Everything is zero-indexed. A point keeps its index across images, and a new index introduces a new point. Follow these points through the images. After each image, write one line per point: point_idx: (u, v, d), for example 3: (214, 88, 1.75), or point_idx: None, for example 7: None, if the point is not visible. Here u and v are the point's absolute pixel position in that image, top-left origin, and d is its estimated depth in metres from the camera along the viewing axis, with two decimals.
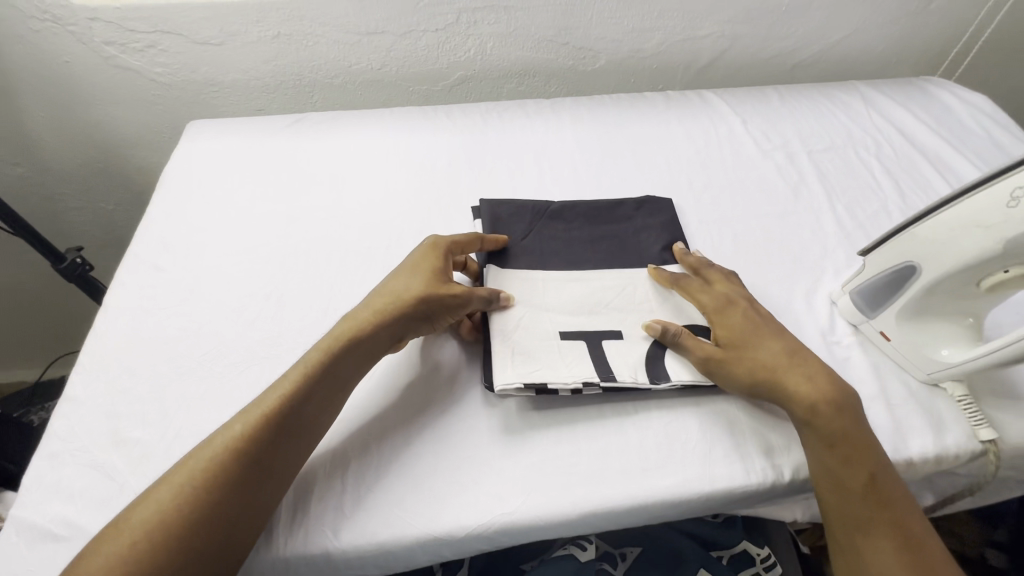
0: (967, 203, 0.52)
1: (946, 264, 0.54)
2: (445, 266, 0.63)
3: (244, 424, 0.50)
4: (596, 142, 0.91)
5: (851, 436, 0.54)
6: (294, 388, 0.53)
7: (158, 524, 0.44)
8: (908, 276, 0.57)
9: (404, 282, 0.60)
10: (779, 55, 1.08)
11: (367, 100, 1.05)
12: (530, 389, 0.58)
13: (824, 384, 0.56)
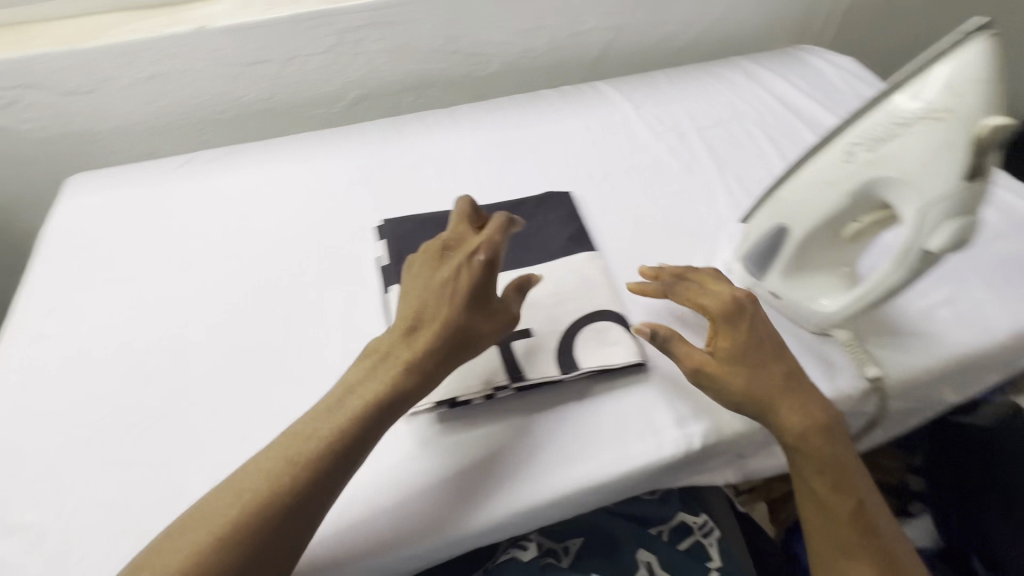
0: (815, 163, 0.55)
1: (808, 222, 0.57)
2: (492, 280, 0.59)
3: (267, 487, 0.49)
4: (496, 145, 0.92)
5: (839, 470, 0.56)
6: (323, 453, 0.50)
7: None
8: (782, 238, 0.60)
9: (432, 311, 0.57)
10: (664, 39, 1.12)
11: (263, 131, 1.02)
12: (441, 403, 0.58)
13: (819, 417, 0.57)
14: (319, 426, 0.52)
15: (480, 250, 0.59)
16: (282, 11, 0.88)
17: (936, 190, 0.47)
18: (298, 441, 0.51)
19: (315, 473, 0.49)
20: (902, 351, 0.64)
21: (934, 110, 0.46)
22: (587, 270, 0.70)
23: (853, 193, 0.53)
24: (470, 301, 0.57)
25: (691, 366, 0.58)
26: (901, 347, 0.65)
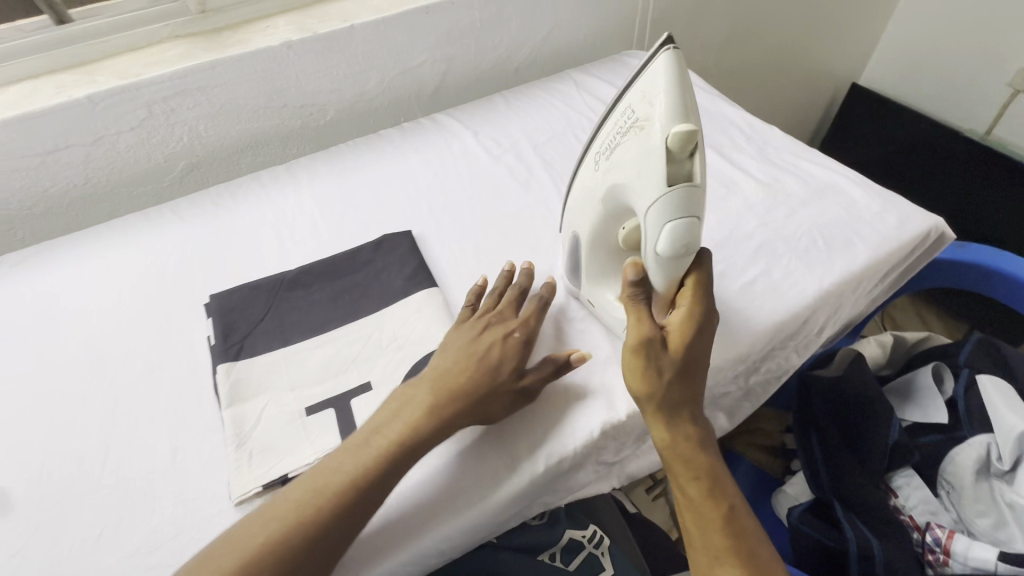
0: (587, 178, 0.63)
1: (594, 226, 0.64)
2: (463, 372, 0.58)
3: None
4: (336, 194, 0.90)
5: (710, 478, 0.55)
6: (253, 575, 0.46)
7: None
8: (581, 245, 0.67)
9: (472, 380, 0.57)
10: (497, 62, 1.15)
11: (87, 218, 0.95)
12: (272, 485, 0.55)
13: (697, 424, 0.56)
14: (292, 506, 0.50)
15: (515, 328, 0.63)
16: (75, 94, 0.83)
17: (656, 186, 0.54)
18: (271, 523, 0.49)
19: (288, 560, 0.47)
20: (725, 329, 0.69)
21: (639, 121, 0.55)
22: (425, 308, 0.69)
23: (612, 198, 0.60)
24: (511, 371, 0.59)
25: (632, 340, 0.57)
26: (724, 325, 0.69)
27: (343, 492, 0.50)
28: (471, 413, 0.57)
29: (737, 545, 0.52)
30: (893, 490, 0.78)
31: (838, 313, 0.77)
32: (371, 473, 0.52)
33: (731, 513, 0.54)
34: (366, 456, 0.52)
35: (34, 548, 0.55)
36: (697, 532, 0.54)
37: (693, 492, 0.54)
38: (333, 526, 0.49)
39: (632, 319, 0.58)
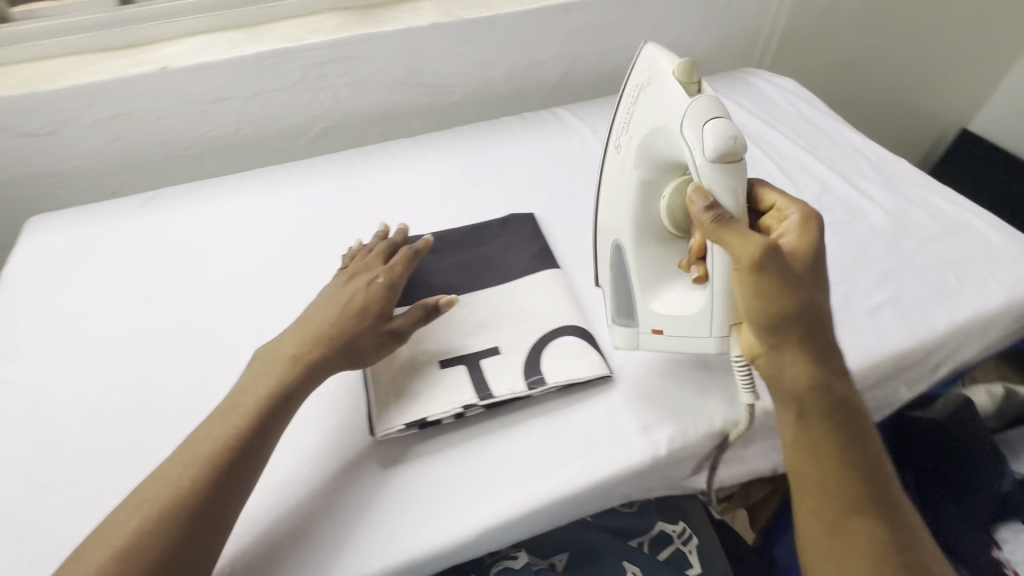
0: (610, 171, 0.66)
1: (627, 226, 0.62)
2: (331, 314, 0.61)
3: (186, 474, 0.50)
4: (461, 172, 0.95)
5: (855, 433, 0.53)
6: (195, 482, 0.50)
7: None
8: (622, 257, 0.65)
9: (343, 318, 0.61)
10: (618, 65, 1.18)
11: (229, 165, 1.03)
12: (411, 425, 0.59)
13: (840, 372, 0.54)
14: (219, 433, 0.53)
15: (379, 274, 0.65)
16: (245, 51, 0.90)
17: (681, 105, 0.56)
18: (214, 430, 0.53)
19: (232, 458, 0.51)
20: (849, 347, 0.68)
21: (643, 83, 0.62)
22: (552, 287, 0.73)
23: (638, 175, 0.61)
24: (378, 313, 0.63)
25: (751, 255, 0.50)
26: (847, 343, 0.68)
27: (259, 406, 0.55)
28: (340, 350, 0.60)
29: (881, 503, 0.51)
30: (998, 542, 0.77)
31: (960, 351, 0.75)
32: (276, 393, 0.56)
33: (865, 468, 0.52)
34: (279, 376, 0.57)
35: None
36: (835, 486, 0.51)
37: (838, 444, 0.52)
38: (261, 433, 0.54)
39: (735, 239, 0.51)
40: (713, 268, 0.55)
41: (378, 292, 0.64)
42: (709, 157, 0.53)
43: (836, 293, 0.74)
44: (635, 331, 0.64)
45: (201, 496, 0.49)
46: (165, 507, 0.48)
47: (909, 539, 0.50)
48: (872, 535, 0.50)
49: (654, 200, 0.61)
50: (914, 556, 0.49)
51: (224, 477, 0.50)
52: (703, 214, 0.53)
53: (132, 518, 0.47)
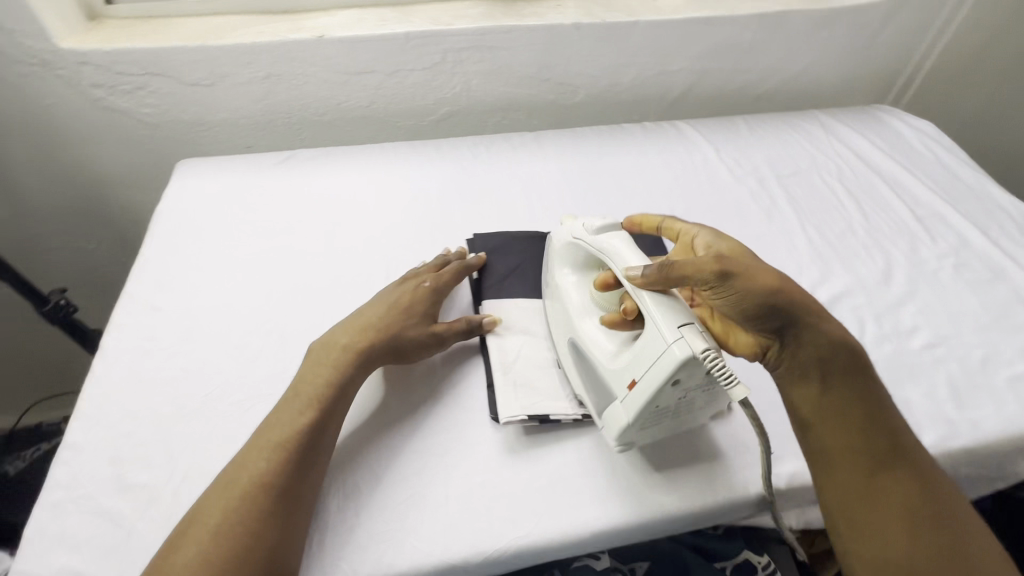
0: (549, 301, 0.68)
1: (572, 319, 0.62)
2: (376, 310, 0.65)
3: (268, 455, 0.52)
4: (581, 172, 0.95)
5: (858, 392, 0.55)
6: (276, 462, 0.52)
7: (198, 557, 0.46)
8: (581, 352, 0.61)
9: (392, 315, 0.64)
10: (744, 86, 1.16)
11: (355, 135, 1.08)
12: (534, 417, 0.60)
13: (845, 338, 0.56)
14: (290, 417, 0.55)
15: (427, 280, 0.70)
16: (396, 29, 0.94)
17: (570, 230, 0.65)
18: (282, 418, 0.55)
19: (306, 441, 0.54)
20: (985, 413, 0.65)
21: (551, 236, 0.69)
22: None
23: (571, 279, 0.65)
24: (422, 312, 0.66)
25: (712, 271, 0.54)
26: (983, 409, 0.65)
27: (321, 391, 0.57)
28: (387, 345, 0.62)
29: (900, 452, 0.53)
30: None
31: None
32: (337, 378, 0.58)
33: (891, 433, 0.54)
34: (330, 364, 0.59)
35: None
36: (848, 445, 0.53)
37: (842, 404, 0.54)
38: (326, 419, 0.56)
39: (687, 267, 0.53)
40: (648, 304, 0.53)
41: (418, 294, 0.68)
42: (596, 231, 0.61)
43: (973, 356, 0.71)
44: (614, 406, 0.55)
45: (284, 472, 0.51)
46: (254, 485, 0.50)
47: (933, 485, 0.52)
48: (898, 483, 0.52)
49: (579, 296, 0.63)
50: (939, 500, 0.52)
51: (302, 455, 0.53)
52: (644, 273, 0.53)
53: (224, 494, 0.50)
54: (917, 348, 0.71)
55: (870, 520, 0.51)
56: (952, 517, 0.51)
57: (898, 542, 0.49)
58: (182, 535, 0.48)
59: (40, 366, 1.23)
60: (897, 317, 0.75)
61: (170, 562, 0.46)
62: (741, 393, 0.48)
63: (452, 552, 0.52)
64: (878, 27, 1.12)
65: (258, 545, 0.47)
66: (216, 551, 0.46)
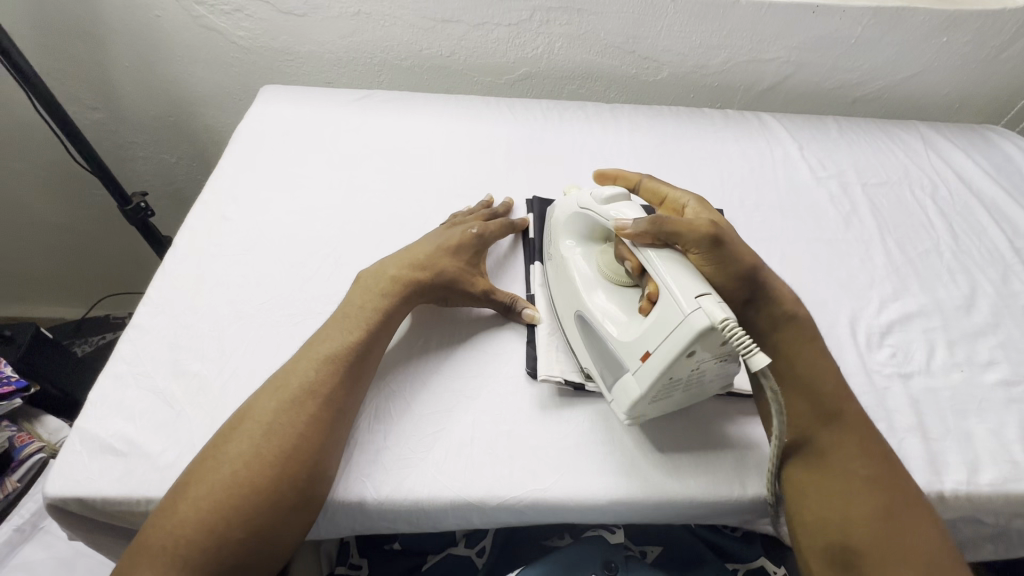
0: (551, 272, 0.66)
1: (579, 293, 0.60)
2: (420, 251, 0.66)
3: (315, 366, 0.54)
4: (652, 151, 0.92)
5: (814, 361, 0.56)
6: (325, 372, 0.54)
7: (250, 448, 0.48)
8: (587, 324, 0.59)
9: (437, 256, 0.65)
10: (841, 86, 1.08)
11: (431, 85, 1.08)
12: (570, 381, 0.60)
13: (796, 307, 0.58)
14: (339, 333, 0.57)
15: (474, 227, 0.70)
16: None
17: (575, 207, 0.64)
18: (334, 332, 0.57)
19: (353, 357, 0.56)
20: None
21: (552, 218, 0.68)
22: None
23: (575, 251, 0.64)
24: (464, 260, 0.67)
25: (707, 232, 0.53)
26: None
27: (371, 313, 0.59)
28: (429, 283, 0.63)
29: (853, 432, 0.53)
30: None
31: None
32: (387, 305, 0.60)
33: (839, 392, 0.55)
34: (382, 290, 0.62)
35: None
36: (813, 403, 0.54)
37: (804, 374, 0.55)
38: (373, 342, 0.58)
39: (686, 223, 0.53)
40: (662, 269, 0.51)
41: (462, 241, 0.68)
42: (603, 201, 0.61)
43: None
44: (625, 380, 0.53)
45: (330, 384, 0.53)
46: (301, 393, 0.52)
47: (885, 459, 0.52)
48: (846, 454, 0.52)
49: (586, 270, 0.61)
50: (892, 480, 0.51)
51: (350, 371, 0.55)
52: (640, 227, 0.53)
53: (275, 395, 0.52)
54: (990, 383, 0.66)
55: (819, 491, 0.50)
56: (902, 493, 0.50)
57: (846, 514, 0.49)
58: (234, 427, 0.50)
59: (114, 265, 1.33)
60: (973, 347, 0.69)
61: (224, 450, 0.49)
62: (763, 360, 0.43)
63: (473, 491, 0.53)
64: (1007, 39, 1.02)
65: (305, 449, 0.49)
66: (265, 448, 0.49)
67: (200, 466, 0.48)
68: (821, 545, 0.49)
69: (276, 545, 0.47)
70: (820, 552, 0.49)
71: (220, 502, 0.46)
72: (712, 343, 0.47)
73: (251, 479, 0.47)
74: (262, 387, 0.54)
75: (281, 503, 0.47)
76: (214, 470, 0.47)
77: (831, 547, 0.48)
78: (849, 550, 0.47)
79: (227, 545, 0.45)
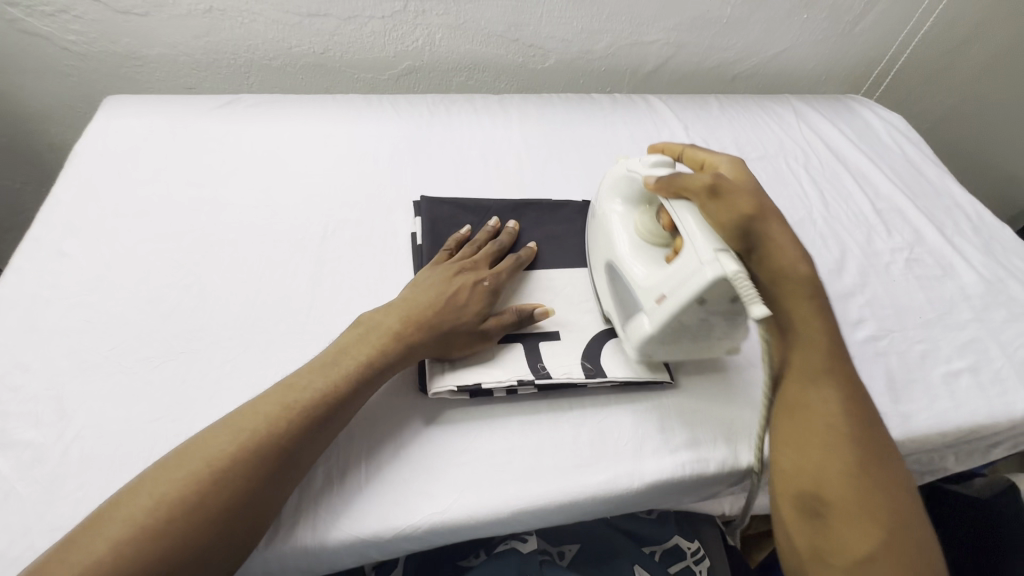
0: (594, 230, 0.67)
1: (610, 241, 0.62)
2: (435, 302, 0.58)
3: (287, 417, 0.47)
4: (543, 141, 0.91)
5: (810, 318, 0.52)
6: (303, 420, 0.48)
7: (181, 496, 0.41)
8: (614, 273, 0.61)
9: (449, 309, 0.58)
10: (720, 65, 1.12)
11: (307, 85, 1.01)
12: (464, 390, 0.57)
13: (800, 266, 0.52)
14: (323, 379, 0.51)
15: (486, 277, 0.62)
16: None
17: (623, 167, 0.64)
18: (315, 378, 0.50)
19: (327, 413, 0.49)
20: (920, 406, 0.65)
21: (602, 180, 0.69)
22: None
23: (617, 210, 0.63)
24: (480, 309, 0.59)
25: (705, 183, 0.52)
26: (919, 403, 0.65)
27: (358, 365, 0.52)
28: (437, 337, 0.56)
29: (842, 383, 0.51)
30: None
31: None
32: (380, 359, 0.53)
33: (837, 344, 0.52)
34: (376, 340, 0.54)
35: (244, 360, 0.59)
36: (797, 365, 0.52)
37: (801, 332, 0.52)
38: (358, 390, 0.52)
39: (692, 174, 0.54)
40: (686, 220, 0.53)
41: (477, 288, 0.61)
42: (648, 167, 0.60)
43: (913, 349, 0.71)
44: (639, 318, 0.56)
45: (295, 445, 0.47)
46: (261, 446, 0.45)
47: (868, 417, 0.51)
48: (833, 407, 0.50)
49: (620, 226, 0.62)
50: (873, 438, 0.50)
51: (320, 428, 0.49)
52: (660, 180, 0.56)
53: (231, 437, 0.45)
54: (861, 339, 0.71)
55: (793, 441, 0.50)
56: (879, 451, 0.49)
57: (817, 468, 0.49)
58: (169, 464, 0.43)
59: None
60: (845, 308, 0.74)
61: (148, 487, 0.42)
62: (763, 311, 0.45)
63: (365, 523, 0.50)
64: (859, 14, 1.10)
65: (238, 508, 0.43)
66: (196, 515, 0.41)
67: (130, 502, 0.41)
68: (794, 490, 0.50)
69: None
70: (792, 501, 0.50)
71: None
72: (725, 294, 0.50)
73: (162, 556, 0.39)
74: (220, 422, 0.47)
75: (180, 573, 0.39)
76: (124, 511, 0.40)
77: (803, 495, 0.49)
78: (818, 499, 0.48)
79: None
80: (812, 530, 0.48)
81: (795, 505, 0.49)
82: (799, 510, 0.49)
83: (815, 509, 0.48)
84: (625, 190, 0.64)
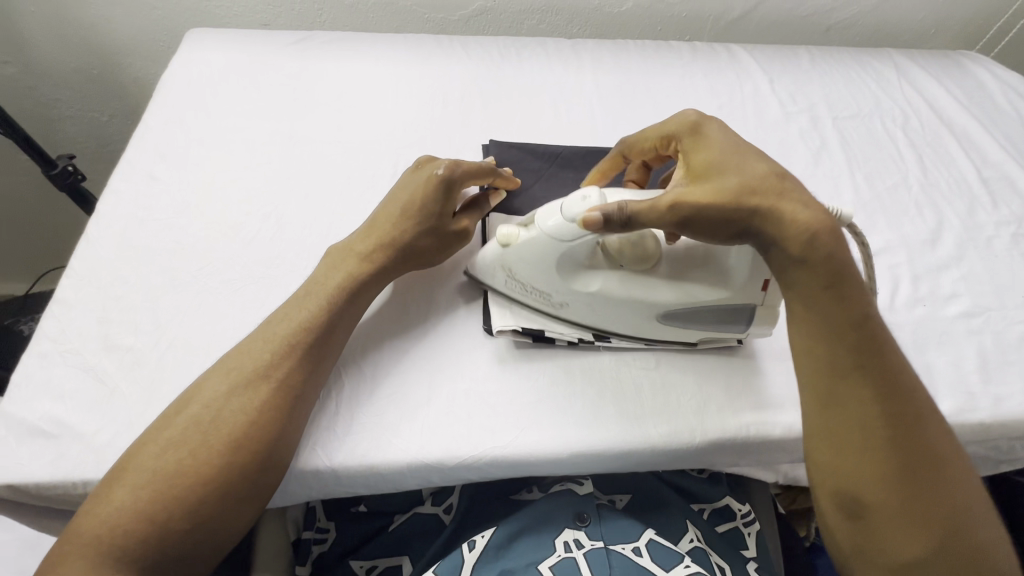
0: (561, 307, 0.56)
1: (645, 304, 0.54)
2: (393, 212, 0.59)
3: (272, 347, 0.51)
4: (617, 89, 0.87)
5: (853, 302, 0.46)
6: (279, 351, 0.50)
7: (191, 430, 0.46)
8: (678, 317, 0.55)
9: (405, 215, 0.58)
10: (814, 13, 1.03)
11: (378, 24, 1.00)
12: (528, 331, 0.57)
13: (816, 232, 0.45)
14: (307, 310, 0.53)
15: (441, 166, 0.59)
16: None
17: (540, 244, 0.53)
18: (292, 310, 0.53)
19: (313, 339, 0.52)
20: (1014, 389, 0.60)
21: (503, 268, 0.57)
22: None
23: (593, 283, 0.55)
24: (436, 208, 0.58)
25: (666, 214, 0.47)
26: (1013, 386, 0.61)
27: (334, 294, 0.54)
28: (398, 250, 0.57)
29: (878, 375, 0.45)
30: None
31: None
32: (349, 283, 0.55)
33: (864, 322, 0.46)
34: (349, 268, 0.56)
35: None
36: (828, 359, 0.46)
37: (823, 302, 0.46)
38: (338, 314, 0.54)
39: (643, 203, 0.48)
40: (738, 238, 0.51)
41: (432, 185, 0.58)
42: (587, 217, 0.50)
43: (1013, 330, 0.65)
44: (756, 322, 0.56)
45: (285, 370, 0.50)
46: (254, 378, 0.49)
47: (917, 414, 0.45)
48: (867, 404, 0.45)
49: (626, 291, 0.54)
50: (921, 434, 0.45)
51: (308, 358, 0.51)
52: (602, 214, 0.49)
53: (224, 375, 0.49)
54: (952, 316, 0.66)
55: (831, 445, 0.46)
56: (929, 447, 0.45)
57: (858, 470, 0.45)
58: (177, 403, 0.49)
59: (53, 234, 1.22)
60: (936, 281, 0.69)
61: (165, 426, 0.47)
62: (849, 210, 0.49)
63: (373, 459, 0.52)
64: None
65: (251, 432, 0.47)
66: (211, 446, 0.46)
67: (158, 437, 0.47)
68: (831, 491, 0.46)
69: (216, 534, 0.45)
70: (832, 502, 0.46)
71: (145, 502, 0.43)
72: None
73: (193, 481, 0.44)
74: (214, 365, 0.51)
75: (217, 492, 0.45)
76: (152, 444, 0.46)
77: (843, 498, 0.45)
78: (858, 501, 0.45)
79: (167, 531, 0.43)
80: (854, 530, 0.45)
81: (835, 507, 0.46)
82: (837, 510, 0.46)
83: (855, 509, 0.45)
84: (579, 258, 0.54)
